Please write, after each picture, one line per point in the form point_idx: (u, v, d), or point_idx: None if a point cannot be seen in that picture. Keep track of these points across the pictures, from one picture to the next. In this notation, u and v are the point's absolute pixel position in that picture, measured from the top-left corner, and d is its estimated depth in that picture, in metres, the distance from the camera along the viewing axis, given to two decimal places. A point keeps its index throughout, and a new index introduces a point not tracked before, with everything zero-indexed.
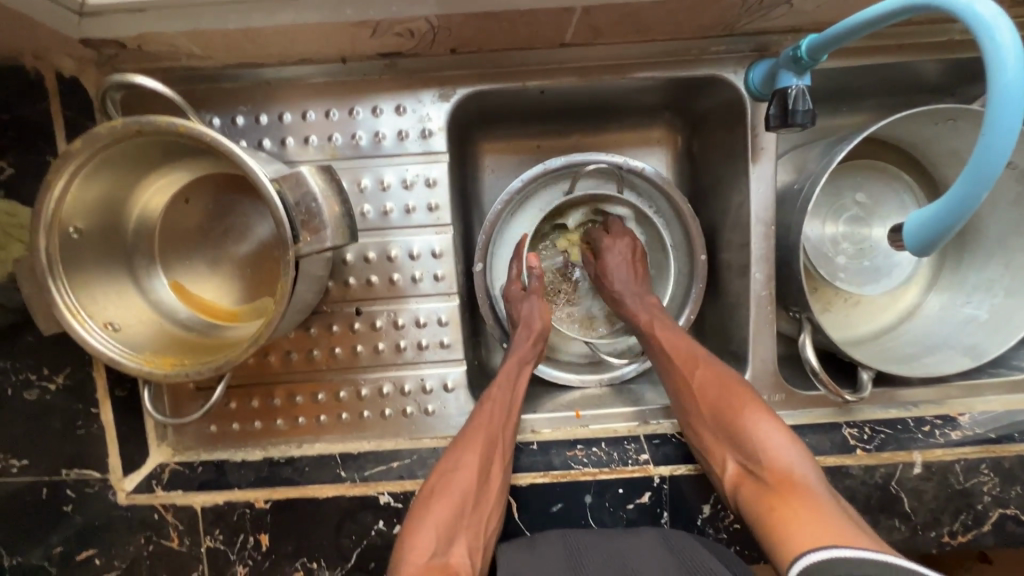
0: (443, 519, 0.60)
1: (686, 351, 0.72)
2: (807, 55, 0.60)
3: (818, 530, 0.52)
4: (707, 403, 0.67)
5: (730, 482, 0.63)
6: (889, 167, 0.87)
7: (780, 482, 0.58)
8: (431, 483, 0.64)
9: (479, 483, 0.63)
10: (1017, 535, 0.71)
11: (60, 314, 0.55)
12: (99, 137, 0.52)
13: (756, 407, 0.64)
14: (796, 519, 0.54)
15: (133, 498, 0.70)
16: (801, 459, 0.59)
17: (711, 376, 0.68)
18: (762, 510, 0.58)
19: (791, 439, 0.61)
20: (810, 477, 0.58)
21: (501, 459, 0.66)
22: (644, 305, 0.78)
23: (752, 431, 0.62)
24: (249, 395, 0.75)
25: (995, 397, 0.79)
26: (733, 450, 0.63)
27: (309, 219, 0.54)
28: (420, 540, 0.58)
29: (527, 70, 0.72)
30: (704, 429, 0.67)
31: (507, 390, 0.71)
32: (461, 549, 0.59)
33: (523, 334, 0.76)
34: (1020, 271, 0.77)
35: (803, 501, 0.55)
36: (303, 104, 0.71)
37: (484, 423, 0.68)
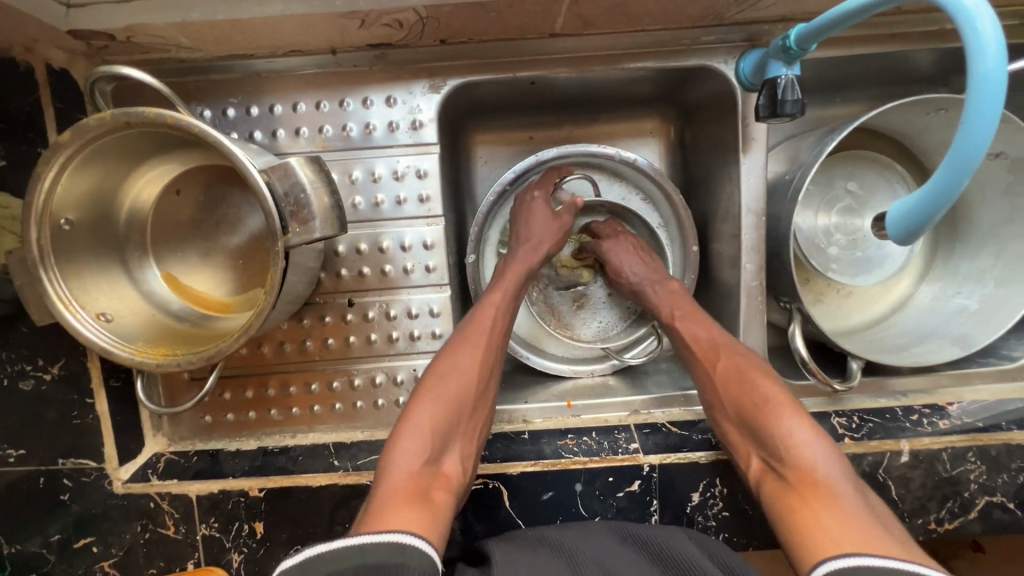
0: (438, 423, 0.61)
1: (708, 343, 0.71)
2: (796, 44, 0.60)
3: (839, 534, 0.50)
4: (731, 398, 0.66)
5: (754, 477, 0.62)
6: (881, 158, 0.87)
7: (802, 481, 0.56)
8: (427, 383, 0.64)
9: (476, 393, 0.65)
10: (1003, 522, 0.72)
11: (52, 305, 0.56)
12: (87, 129, 0.52)
13: (784, 404, 0.61)
14: (815, 522, 0.52)
15: (129, 487, 0.71)
16: (827, 456, 0.57)
17: (733, 368, 0.67)
18: (784, 509, 0.56)
19: (820, 438, 0.58)
20: (835, 476, 0.55)
21: (496, 367, 0.69)
22: (666, 296, 0.78)
23: (777, 426, 0.60)
24: (243, 386, 0.76)
25: (985, 386, 0.79)
26: (757, 446, 0.62)
27: (298, 210, 0.55)
28: (415, 446, 0.59)
29: (518, 60, 0.72)
30: (728, 419, 0.66)
31: (508, 300, 0.73)
32: (452, 457, 0.61)
33: (527, 246, 0.76)
34: (1011, 260, 0.77)
35: (825, 504, 0.53)
36: (294, 96, 0.71)
37: (483, 327, 0.69)
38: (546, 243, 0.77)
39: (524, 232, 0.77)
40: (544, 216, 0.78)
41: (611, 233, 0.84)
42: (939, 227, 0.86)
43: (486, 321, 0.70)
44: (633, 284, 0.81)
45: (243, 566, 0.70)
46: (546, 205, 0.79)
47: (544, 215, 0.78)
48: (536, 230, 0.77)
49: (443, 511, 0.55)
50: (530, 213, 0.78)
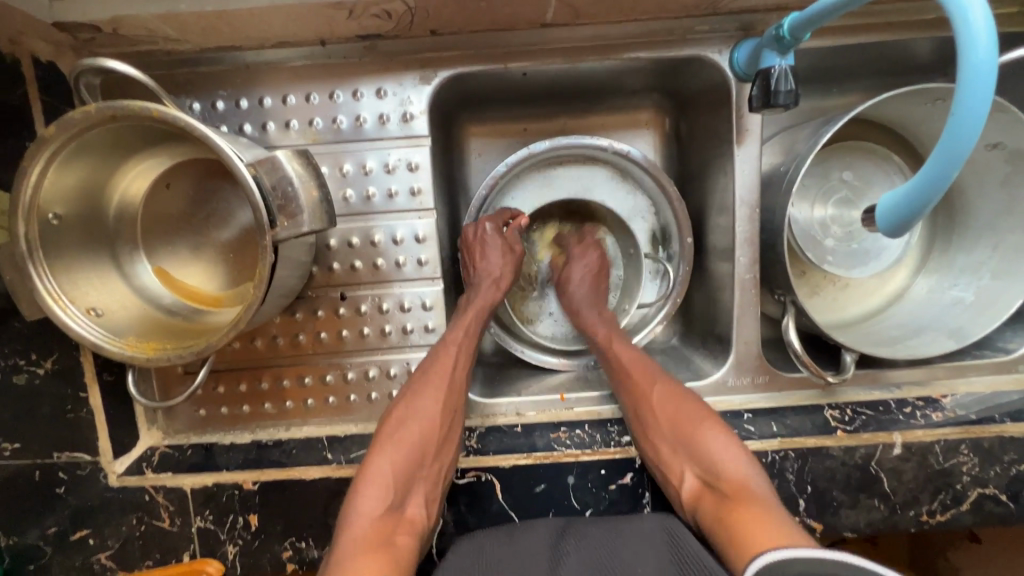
0: (400, 469, 0.62)
1: (641, 366, 0.73)
2: (789, 33, 0.59)
3: (768, 533, 0.53)
4: (665, 420, 0.68)
5: (688, 497, 0.65)
6: (878, 149, 0.86)
7: (736, 492, 0.60)
8: (387, 428, 0.65)
9: (439, 436, 0.65)
10: (996, 514, 0.72)
11: (41, 300, 0.56)
12: (73, 123, 0.52)
13: (712, 422, 0.66)
14: (750, 523, 0.55)
15: (124, 480, 0.71)
16: (751, 469, 0.61)
17: (667, 392, 0.69)
18: (721, 519, 0.59)
19: (743, 452, 0.63)
20: (763, 487, 0.59)
21: (461, 407, 0.69)
22: (601, 318, 0.79)
23: (710, 445, 0.64)
24: (237, 379, 0.76)
25: (979, 379, 0.79)
26: (692, 465, 0.65)
27: (286, 204, 0.54)
28: (376, 494, 0.60)
29: (510, 51, 0.71)
30: (660, 442, 0.68)
31: (470, 338, 0.72)
32: (416, 500, 0.62)
33: (488, 283, 0.76)
34: (1008, 252, 0.76)
35: (755, 508, 0.56)
36: (284, 88, 0.70)
37: (445, 368, 0.68)
38: (507, 279, 0.77)
39: (483, 269, 0.76)
40: (500, 249, 0.77)
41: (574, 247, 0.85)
42: (936, 219, 0.85)
43: (447, 362, 0.69)
44: (574, 301, 0.81)
45: (238, 558, 0.71)
46: (504, 241, 0.78)
47: (500, 246, 0.77)
48: (493, 264, 0.76)
49: (406, 556, 0.57)
50: (486, 248, 0.76)
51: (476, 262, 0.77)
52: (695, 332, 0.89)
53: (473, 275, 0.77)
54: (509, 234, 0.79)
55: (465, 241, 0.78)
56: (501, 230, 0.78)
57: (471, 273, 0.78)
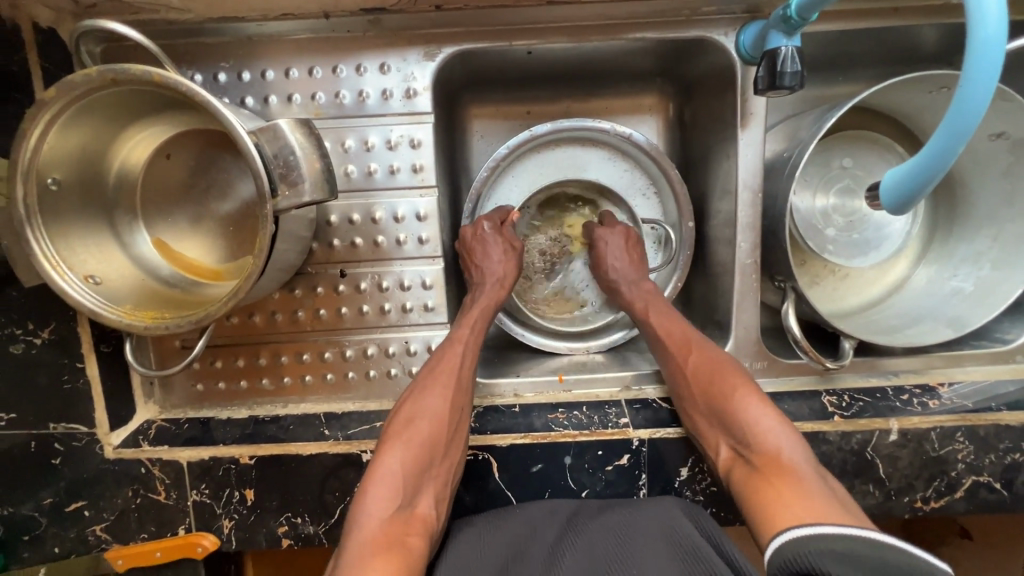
0: (409, 466, 0.61)
1: (680, 337, 0.72)
2: (797, 14, 0.59)
3: (798, 509, 0.53)
4: (700, 389, 0.68)
5: (722, 466, 0.64)
6: (882, 138, 0.86)
7: (767, 465, 0.59)
8: (396, 429, 0.64)
9: (448, 434, 0.65)
10: (989, 502, 0.73)
11: (39, 265, 0.56)
12: (74, 85, 0.52)
13: (749, 392, 0.64)
14: (781, 501, 0.54)
15: (120, 452, 0.70)
16: (790, 442, 0.59)
17: (704, 361, 0.69)
18: (750, 491, 0.58)
19: (782, 424, 0.61)
20: (798, 461, 0.58)
21: (468, 406, 0.68)
22: (639, 293, 0.78)
23: (744, 415, 0.63)
24: (234, 355, 0.76)
25: (975, 368, 0.80)
26: (726, 434, 0.64)
27: (287, 172, 0.54)
28: (386, 493, 0.59)
29: (514, 29, 0.70)
30: (696, 412, 0.68)
31: (475, 335, 0.72)
32: (427, 500, 0.61)
33: (492, 283, 0.76)
34: (1008, 243, 0.76)
35: (788, 483, 0.56)
36: (287, 61, 0.70)
37: (451, 366, 0.69)
38: (512, 279, 0.77)
39: (485, 268, 0.76)
40: (501, 248, 0.77)
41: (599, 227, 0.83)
42: (936, 210, 0.86)
43: (451, 363, 0.69)
44: (612, 274, 0.80)
45: (233, 532, 0.71)
46: (502, 237, 0.78)
47: (499, 245, 0.77)
48: (496, 263, 0.76)
49: (418, 557, 0.55)
50: (486, 247, 0.77)
51: (475, 261, 0.77)
52: (694, 319, 0.89)
53: (476, 273, 0.77)
54: (506, 230, 0.79)
55: (464, 242, 0.78)
56: (498, 228, 0.78)
57: (474, 272, 0.77)
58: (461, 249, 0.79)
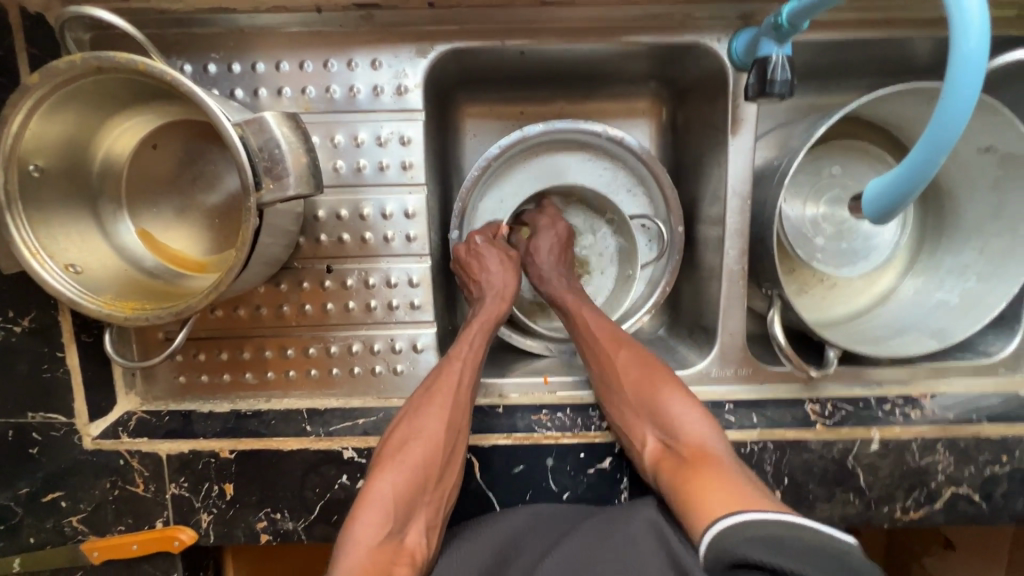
0: (401, 493, 0.60)
1: (609, 333, 0.74)
2: (788, 22, 0.59)
3: (724, 492, 0.56)
4: (630, 385, 0.69)
5: (649, 458, 0.66)
6: (872, 149, 0.86)
7: (695, 455, 0.62)
8: (389, 451, 0.63)
9: (443, 459, 0.64)
10: (968, 514, 0.73)
11: (18, 252, 0.55)
12: (56, 71, 0.51)
13: (676, 387, 0.68)
14: (707, 487, 0.57)
15: (99, 444, 0.70)
16: (712, 433, 0.64)
17: (634, 358, 0.71)
18: (678, 480, 0.60)
19: (704, 415, 0.65)
20: (719, 450, 0.62)
21: (467, 425, 0.67)
22: (572, 289, 0.79)
23: (674, 408, 0.66)
24: (218, 348, 0.76)
25: (958, 380, 0.80)
26: (654, 427, 0.66)
27: (272, 166, 0.54)
28: (376, 520, 0.58)
29: (508, 28, 0.70)
30: (623, 407, 0.69)
31: (475, 352, 0.71)
32: (417, 528, 0.61)
33: (492, 296, 0.75)
34: (995, 256, 0.77)
35: (713, 470, 0.59)
36: (278, 54, 0.69)
37: (449, 388, 0.67)
38: (513, 287, 0.76)
39: (485, 282, 0.75)
40: (497, 257, 0.76)
41: (541, 217, 0.83)
42: (925, 221, 0.86)
43: (450, 381, 0.67)
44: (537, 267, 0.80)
45: (212, 527, 0.71)
46: (497, 249, 0.77)
47: (496, 256, 0.76)
48: (494, 274, 0.75)
49: None
50: (483, 260, 0.76)
51: (475, 275, 0.76)
52: (682, 324, 0.89)
53: (476, 288, 0.76)
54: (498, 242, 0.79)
55: (458, 260, 0.77)
56: (491, 240, 0.78)
57: (473, 288, 0.76)
58: (456, 268, 0.78)
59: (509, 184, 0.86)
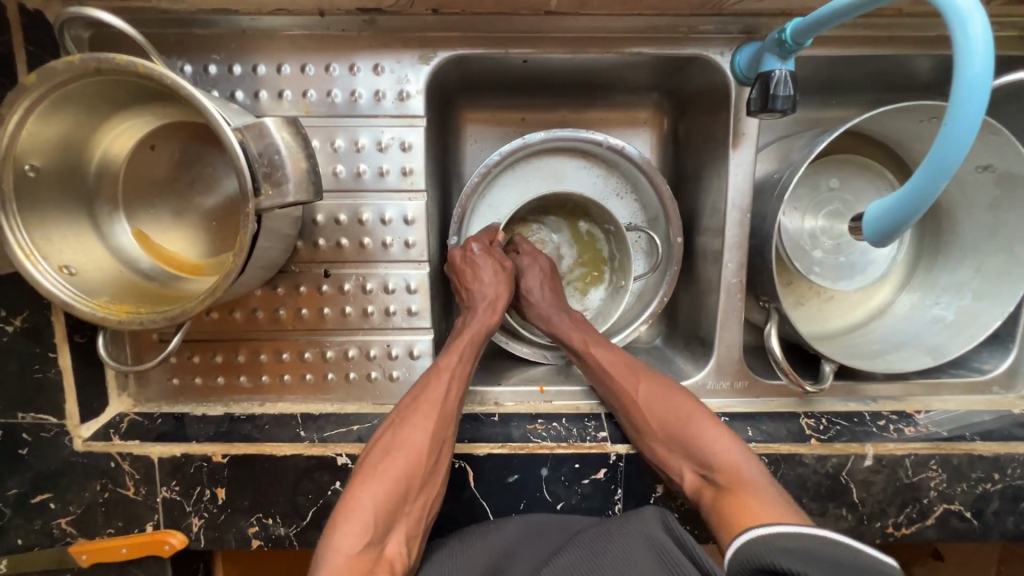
0: (382, 502, 0.59)
1: (625, 367, 0.74)
2: (792, 38, 0.59)
3: (766, 515, 0.56)
4: (656, 420, 0.69)
5: (690, 491, 0.65)
6: (871, 164, 0.86)
7: (731, 481, 0.61)
8: (371, 461, 0.62)
9: (426, 469, 0.63)
10: (959, 530, 0.73)
11: (12, 254, 0.54)
12: (55, 72, 0.51)
13: (699, 414, 0.68)
14: (748, 510, 0.58)
15: (90, 445, 0.69)
16: (743, 454, 0.63)
17: (654, 390, 0.71)
18: (724, 512, 0.60)
19: (729, 437, 0.65)
20: (755, 471, 0.62)
21: (452, 436, 0.66)
22: (572, 322, 0.78)
23: (700, 436, 0.66)
24: (212, 350, 0.75)
25: (951, 397, 0.81)
26: (687, 459, 0.66)
27: (271, 172, 0.53)
28: (355, 529, 0.57)
29: (511, 37, 0.70)
30: (653, 442, 0.69)
31: (464, 363, 0.70)
32: (397, 538, 0.59)
33: (483, 305, 0.75)
34: (991, 274, 0.77)
35: (753, 494, 0.59)
36: (279, 57, 0.69)
37: (436, 398, 0.66)
38: (503, 300, 0.76)
39: (476, 291, 0.75)
40: (491, 267, 0.76)
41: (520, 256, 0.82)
42: (922, 237, 0.86)
43: (437, 393, 0.67)
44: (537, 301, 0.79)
45: (203, 531, 0.70)
46: (492, 257, 0.77)
47: (490, 266, 0.76)
48: (487, 284, 0.75)
49: None
50: (477, 269, 0.75)
51: (467, 284, 0.75)
52: (679, 335, 0.89)
53: (467, 296, 0.76)
54: (494, 250, 0.78)
55: (452, 265, 0.77)
56: (488, 248, 0.77)
57: (464, 296, 0.76)
58: (450, 274, 0.78)
59: (492, 196, 0.86)
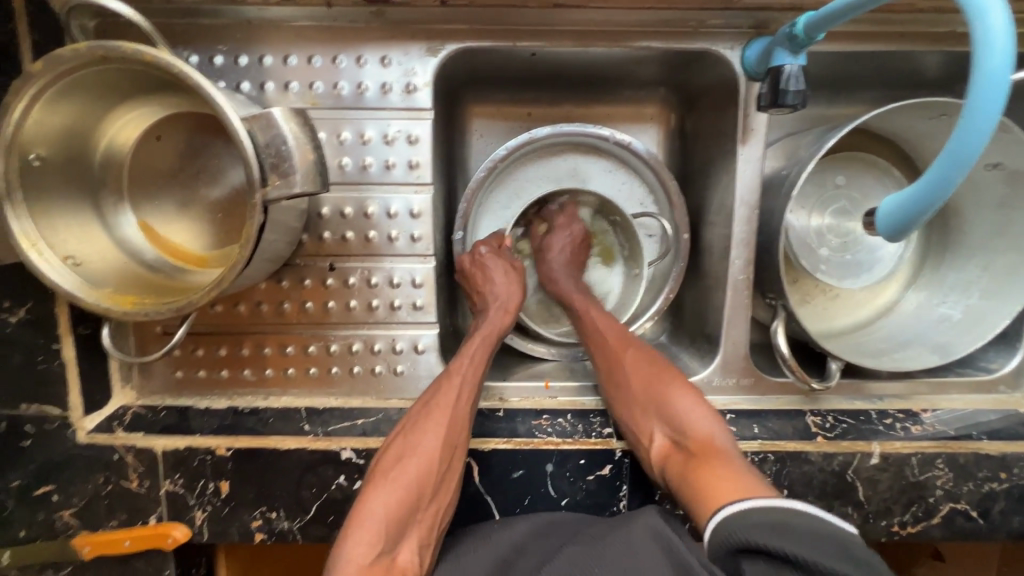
0: (393, 511, 0.59)
1: (617, 333, 0.74)
2: (803, 32, 0.59)
3: (731, 482, 0.56)
4: (640, 384, 0.70)
5: (657, 456, 0.66)
6: (879, 161, 0.86)
7: (702, 450, 0.62)
8: (382, 468, 0.62)
9: (437, 476, 0.63)
10: (965, 530, 0.73)
11: (17, 244, 0.54)
12: (62, 60, 0.50)
13: (686, 386, 0.68)
14: (712, 477, 0.58)
15: (93, 437, 0.70)
16: (721, 429, 0.64)
17: (642, 358, 0.72)
18: (689, 476, 0.60)
19: (711, 413, 0.65)
20: (728, 445, 0.62)
21: (463, 441, 0.66)
22: (579, 289, 0.80)
23: (682, 405, 0.66)
24: (216, 343, 0.75)
25: (958, 396, 0.80)
26: (662, 425, 0.66)
27: (278, 162, 0.53)
28: (366, 539, 0.57)
29: (520, 30, 0.70)
30: (631, 407, 0.70)
31: (475, 367, 0.70)
32: (409, 546, 0.59)
33: (495, 308, 0.74)
34: (999, 273, 0.77)
35: (721, 462, 0.59)
36: (286, 48, 0.68)
37: (447, 404, 0.66)
38: (516, 300, 0.75)
39: (488, 293, 0.74)
40: (502, 267, 0.75)
41: (559, 215, 0.83)
42: (929, 236, 0.86)
43: (448, 399, 0.66)
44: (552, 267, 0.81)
45: (206, 524, 0.70)
46: (502, 259, 0.76)
47: (501, 266, 0.75)
48: (498, 285, 0.74)
49: None
50: (487, 271, 0.75)
51: (479, 287, 0.75)
52: (684, 332, 0.89)
53: (479, 300, 0.75)
54: (504, 253, 0.78)
55: (463, 270, 0.77)
56: (497, 250, 0.77)
57: (476, 299, 0.76)
58: (461, 279, 0.78)
59: (500, 194, 0.85)
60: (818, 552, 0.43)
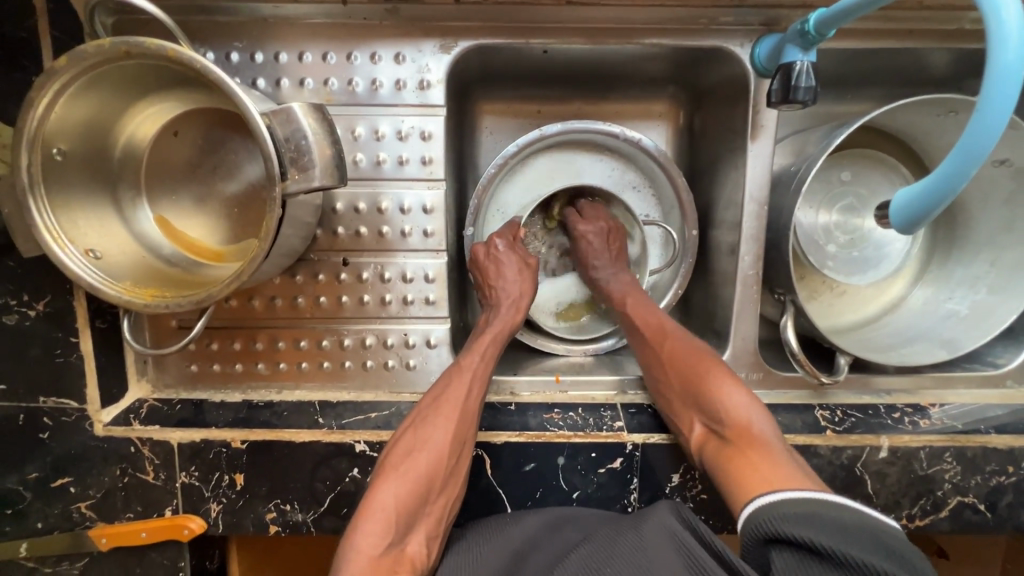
0: (403, 501, 0.59)
1: (653, 324, 0.74)
2: (814, 29, 0.60)
3: (767, 476, 0.55)
4: (678, 373, 0.69)
5: (697, 444, 0.66)
6: (886, 158, 0.86)
7: (740, 438, 0.61)
8: (394, 460, 0.62)
9: (447, 470, 0.63)
10: (972, 523, 0.73)
11: (40, 237, 0.55)
12: (85, 55, 0.51)
13: (723, 373, 0.66)
14: (750, 468, 0.57)
15: (110, 430, 0.70)
16: (760, 416, 0.62)
17: (679, 346, 0.71)
18: (725, 465, 0.60)
19: (752, 399, 0.63)
20: (767, 433, 0.60)
21: (472, 436, 0.66)
22: (617, 283, 0.80)
23: (717, 392, 0.64)
24: (230, 337, 0.75)
25: (965, 390, 0.81)
26: (700, 413, 0.66)
27: (298, 157, 0.54)
28: (376, 529, 0.57)
29: (532, 28, 0.71)
30: (673, 396, 0.69)
31: (485, 364, 0.70)
32: (417, 538, 0.60)
33: (507, 304, 0.75)
34: (1007, 268, 0.77)
35: (759, 453, 0.58)
36: (301, 45, 0.69)
37: (458, 398, 0.66)
38: (529, 297, 0.76)
39: (500, 288, 0.75)
40: (514, 264, 0.76)
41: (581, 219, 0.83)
42: (937, 232, 0.86)
43: (458, 394, 0.67)
44: (592, 267, 0.81)
45: (221, 516, 0.71)
46: (516, 255, 0.77)
47: (514, 262, 0.76)
48: (510, 282, 0.75)
49: None
50: (500, 265, 0.76)
51: (491, 281, 0.76)
52: (692, 328, 0.90)
53: (491, 294, 0.76)
54: (518, 247, 0.78)
55: (476, 261, 0.78)
56: (511, 245, 0.78)
57: (487, 294, 0.77)
58: (473, 270, 0.78)
59: (510, 188, 0.86)
60: (850, 543, 0.43)
